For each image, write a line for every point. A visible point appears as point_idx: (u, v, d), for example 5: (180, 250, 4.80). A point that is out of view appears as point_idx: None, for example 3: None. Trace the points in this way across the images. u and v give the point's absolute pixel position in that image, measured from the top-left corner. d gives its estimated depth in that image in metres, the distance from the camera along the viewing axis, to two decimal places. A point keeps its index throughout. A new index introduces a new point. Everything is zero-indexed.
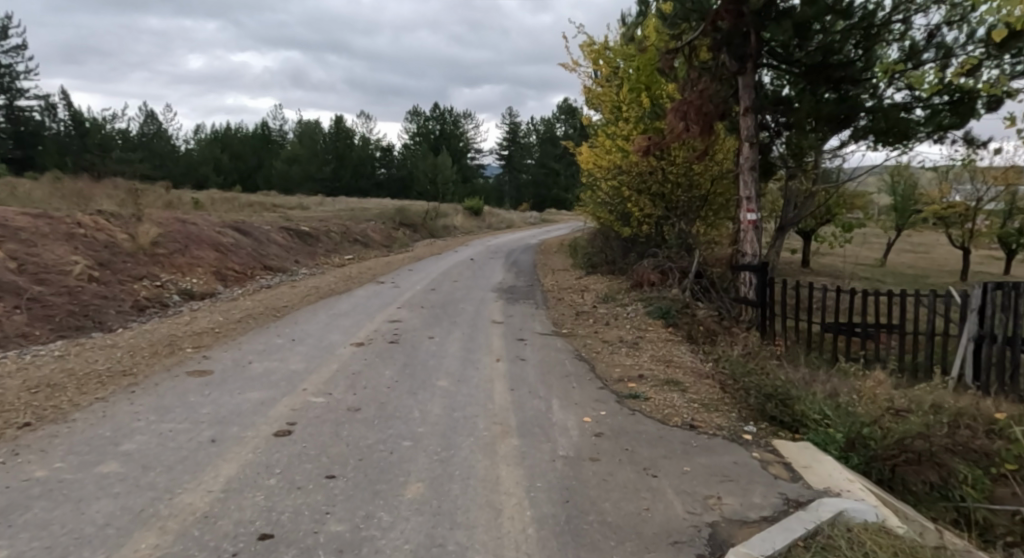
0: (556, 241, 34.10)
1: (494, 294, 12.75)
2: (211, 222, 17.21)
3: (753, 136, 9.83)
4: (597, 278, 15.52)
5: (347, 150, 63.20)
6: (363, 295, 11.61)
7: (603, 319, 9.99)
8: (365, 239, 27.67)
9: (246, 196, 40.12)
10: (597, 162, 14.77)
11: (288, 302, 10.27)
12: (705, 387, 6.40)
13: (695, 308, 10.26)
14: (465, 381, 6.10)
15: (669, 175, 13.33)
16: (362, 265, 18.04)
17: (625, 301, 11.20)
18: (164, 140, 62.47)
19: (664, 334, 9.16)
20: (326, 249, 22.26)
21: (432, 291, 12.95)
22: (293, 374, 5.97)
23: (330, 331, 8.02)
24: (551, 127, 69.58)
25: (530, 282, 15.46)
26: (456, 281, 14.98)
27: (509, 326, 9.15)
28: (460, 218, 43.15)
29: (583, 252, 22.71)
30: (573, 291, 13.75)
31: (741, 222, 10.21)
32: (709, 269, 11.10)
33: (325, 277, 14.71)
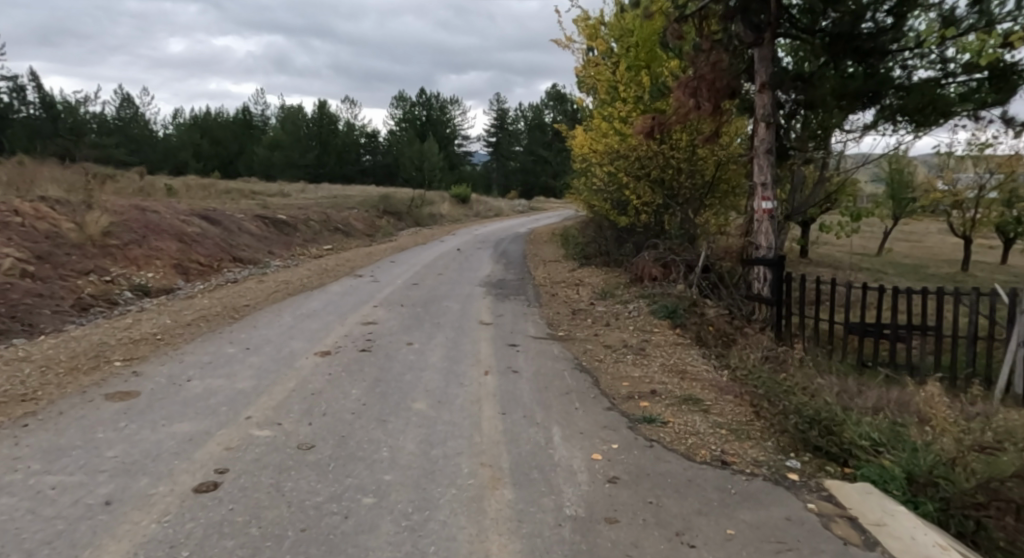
0: (545, 231, 33.07)
1: (481, 290, 11.73)
2: (178, 210, 16.04)
3: (770, 116, 8.85)
4: (592, 272, 14.55)
5: (331, 136, 61.68)
6: (337, 292, 10.55)
7: (603, 319, 9.02)
8: (347, 228, 26.54)
9: (225, 183, 38.75)
10: (593, 146, 13.82)
11: (251, 301, 9.18)
12: (730, 407, 5.43)
13: (704, 307, 9.30)
14: (447, 403, 5.10)
15: (670, 160, 12.40)
16: (340, 256, 16.92)
17: (625, 299, 10.23)
18: (141, 125, 60.61)
19: (672, 337, 8.19)
20: (304, 239, 21.11)
21: (414, 286, 11.89)
22: (237, 396, 4.92)
23: (291, 338, 6.96)
24: (539, 113, 68.29)
25: (520, 275, 14.45)
26: (440, 275, 13.92)
27: (499, 329, 8.15)
28: (447, 206, 42.02)
29: (576, 243, 21.69)
30: (566, 286, 12.76)
31: (755, 211, 9.24)
32: (717, 263, 10.13)
33: (299, 270, 13.61)
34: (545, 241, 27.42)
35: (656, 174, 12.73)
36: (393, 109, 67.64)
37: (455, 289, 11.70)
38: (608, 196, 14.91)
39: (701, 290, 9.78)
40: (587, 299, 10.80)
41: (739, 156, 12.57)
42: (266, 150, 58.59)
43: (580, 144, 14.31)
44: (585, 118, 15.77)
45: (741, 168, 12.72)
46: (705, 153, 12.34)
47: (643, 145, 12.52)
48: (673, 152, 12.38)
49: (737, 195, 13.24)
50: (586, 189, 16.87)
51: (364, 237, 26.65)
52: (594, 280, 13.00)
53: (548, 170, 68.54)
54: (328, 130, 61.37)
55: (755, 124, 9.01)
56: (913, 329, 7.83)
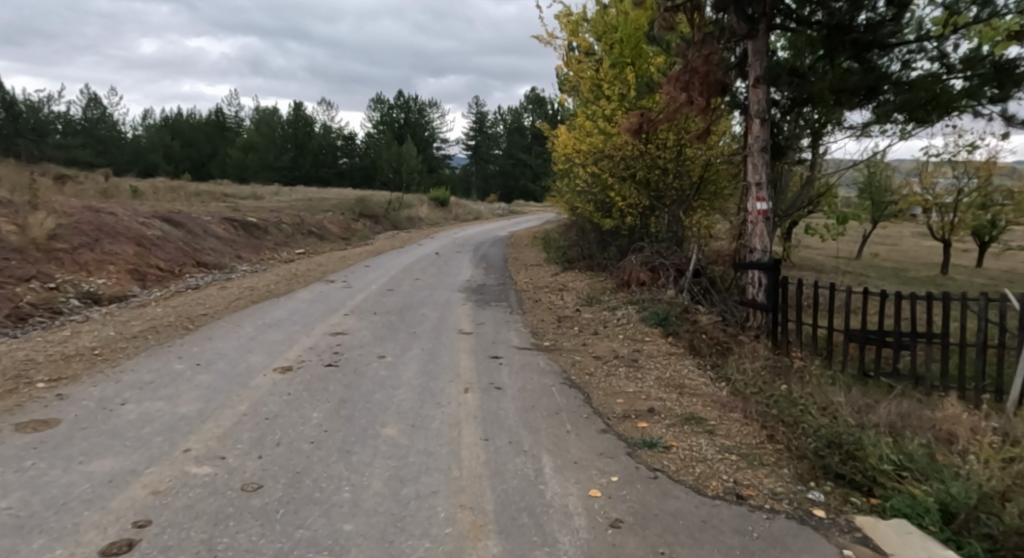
0: (525, 234, 32.56)
1: (461, 296, 11.11)
2: (138, 212, 15.21)
3: (764, 111, 8.34)
4: (577, 276, 14.01)
5: (306, 138, 60.60)
6: (305, 299, 9.86)
7: (589, 328, 8.45)
8: (322, 231, 25.84)
9: (196, 185, 37.65)
10: (576, 146, 13.31)
11: (210, 309, 8.47)
12: (736, 427, 4.86)
13: (696, 313, 8.79)
14: (421, 427, 4.49)
15: (657, 160, 11.98)
16: (312, 260, 16.17)
17: (612, 305, 9.68)
18: (109, 126, 59.01)
19: (664, 346, 7.64)
20: (275, 243, 20.32)
21: (389, 292, 11.23)
22: (179, 422, 4.28)
23: (249, 351, 6.30)
24: (518, 116, 67.84)
25: (502, 280, 13.87)
26: (418, 280, 13.28)
27: (480, 339, 7.52)
28: (425, 209, 41.37)
29: (558, 246, 21.17)
30: (550, 291, 12.20)
31: (748, 212, 8.69)
32: (708, 267, 9.60)
33: (267, 275, 12.88)
34: (526, 244, 26.88)
35: (642, 175, 12.29)
36: (370, 111, 66.73)
37: (433, 295, 11.06)
38: (593, 198, 14.42)
39: (691, 295, 9.26)
40: (571, 306, 10.24)
41: (727, 155, 12.12)
42: (239, 152, 57.35)
43: (563, 145, 13.80)
44: (567, 118, 15.30)
45: (729, 168, 12.29)
46: (692, 153, 11.91)
47: (628, 145, 12.08)
48: (660, 152, 11.94)
49: (726, 196, 12.78)
50: (569, 190, 16.35)
51: (339, 241, 25.87)
52: (579, 285, 12.46)
53: (527, 174, 68.08)
54: (303, 132, 60.30)
55: (749, 120, 8.49)
56: (918, 337, 7.33)
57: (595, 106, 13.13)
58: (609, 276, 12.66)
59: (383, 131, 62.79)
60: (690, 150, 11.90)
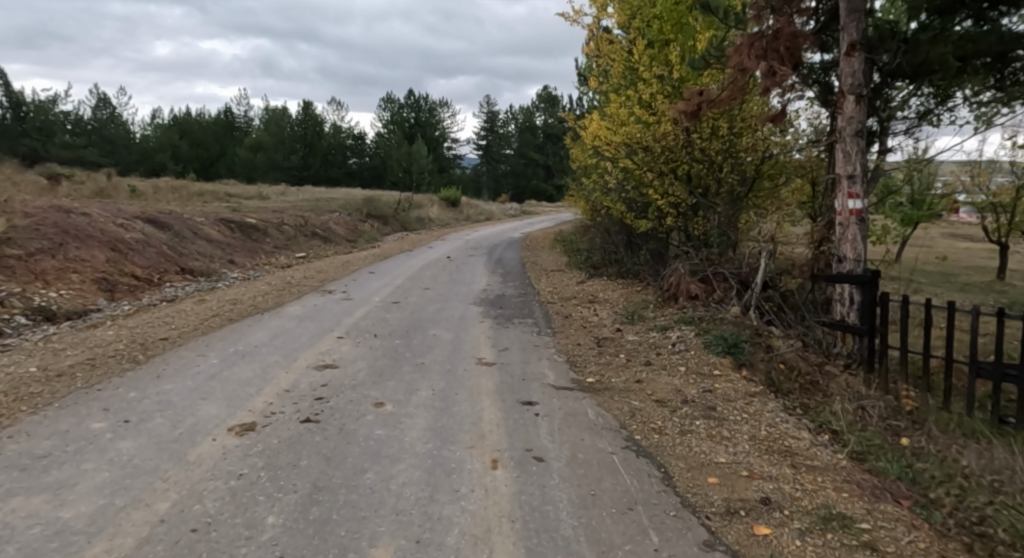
0: (541, 235, 31.05)
1: (479, 311, 9.52)
2: (120, 213, 13.74)
3: (862, 86, 6.65)
4: (610, 285, 12.45)
5: (316, 138, 59.28)
6: (294, 316, 8.31)
7: (641, 355, 6.86)
8: (327, 233, 24.43)
9: (199, 185, 36.30)
10: (606, 137, 11.73)
11: (174, 330, 6.90)
12: (908, 541, 3.20)
13: (769, 337, 7.20)
14: (433, 548, 2.88)
15: (706, 152, 10.50)
16: (311, 266, 14.67)
17: (662, 324, 8.09)
18: (116, 125, 57.94)
19: (741, 384, 6.03)
20: (274, 246, 18.81)
21: (395, 305, 9.66)
22: (50, 544, 2.70)
23: (203, 397, 4.72)
24: (530, 115, 66.34)
25: (523, 289, 12.32)
26: (429, 289, 11.74)
27: (507, 374, 5.91)
28: (436, 210, 39.94)
29: (580, 251, 19.56)
30: (582, 303, 10.67)
31: (837, 213, 7.03)
32: (779, 279, 7.96)
33: (257, 285, 11.35)
34: (542, 247, 25.27)
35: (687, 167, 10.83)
36: (380, 110, 65.39)
37: (445, 310, 9.47)
38: (625, 196, 12.85)
39: (760, 313, 7.65)
40: (610, 324, 8.66)
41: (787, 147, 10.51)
42: (247, 152, 56.16)
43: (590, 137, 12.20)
44: (594, 107, 13.73)
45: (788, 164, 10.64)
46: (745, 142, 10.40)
47: (671, 134, 10.52)
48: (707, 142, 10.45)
49: (782, 193, 11.18)
50: (596, 188, 14.75)
51: (344, 243, 24.39)
52: (616, 296, 10.92)
53: (540, 173, 66.64)
54: (313, 131, 59.00)
55: (839, 98, 6.81)
56: None
57: (628, 92, 11.52)
58: (648, 287, 11.10)
59: (394, 130, 61.46)
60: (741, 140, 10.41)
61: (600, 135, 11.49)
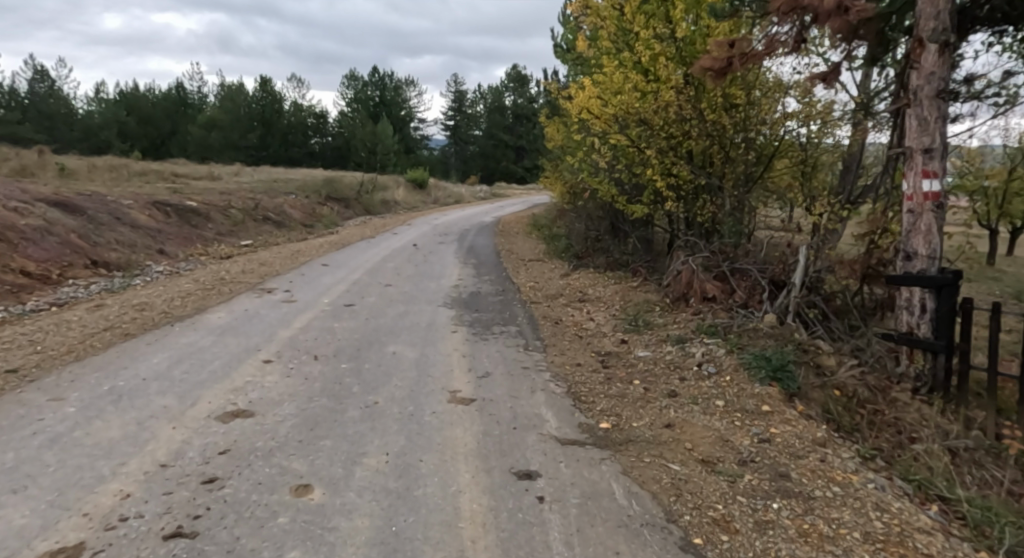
0: (513, 219, 29.44)
1: (448, 317, 7.88)
2: (22, 195, 11.64)
3: (951, 30, 5.16)
4: (602, 280, 10.99)
5: (274, 117, 56.19)
6: (213, 327, 6.56)
7: (662, 382, 5.31)
8: (280, 218, 22.39)
9: (142, 165, 33.62)
10: (595, 109, 10.32)
11: (33, 355, 5.10)
12: None
13: (818, 353, 5.67)
14: None
15: (716, 121, 9.15)
16: (253, 257, 12.81)
17: (677, 334, 6.58)
18: (57, 101, 54.17)
19: (802, 426, 4.52)
20: (216, 234, 16.80)
21: (347, 309, 7.96)
22: None
23: (16, 487, 2.99)
24: (499, 95, 64.19)
25: (502, 285, 10.72)
26: (390, 286, 10.05)
27: (490, 423, 4.27)
28: (402, 192, 37.93)
29: (559, 240, 17.98)
30: (572, 303, 9.20)
31: (907, 197, 5.53)
32: (821, 279, 6.42)
33: (182, 282, 9.49)
34: (515, 233, 23.62)
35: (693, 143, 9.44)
36: (343, 89, 62.59)
37: (408, 316, 7.81)
38: (616, 177, 11.41)
39: (801, 322, 6.16)
40: (611, 332, 7.14)
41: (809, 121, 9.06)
42: (200, 131, 53.13)
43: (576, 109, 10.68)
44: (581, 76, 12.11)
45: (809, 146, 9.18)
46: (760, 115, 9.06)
47: (673, 105, 9.15)
48: (716, 114, 9.14)
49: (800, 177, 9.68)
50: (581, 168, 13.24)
51: (300, 228, 22.38)
52: (611, 295, 9.44)
53: (510, 155, 64.79)
54: (271, 109, 56.09)
55: (915, 48, 5.31)
56: None
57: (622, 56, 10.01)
58: (648, 285, 9.63)
59: (358, 109, 58.86)
60: (755, 111, 9.10)
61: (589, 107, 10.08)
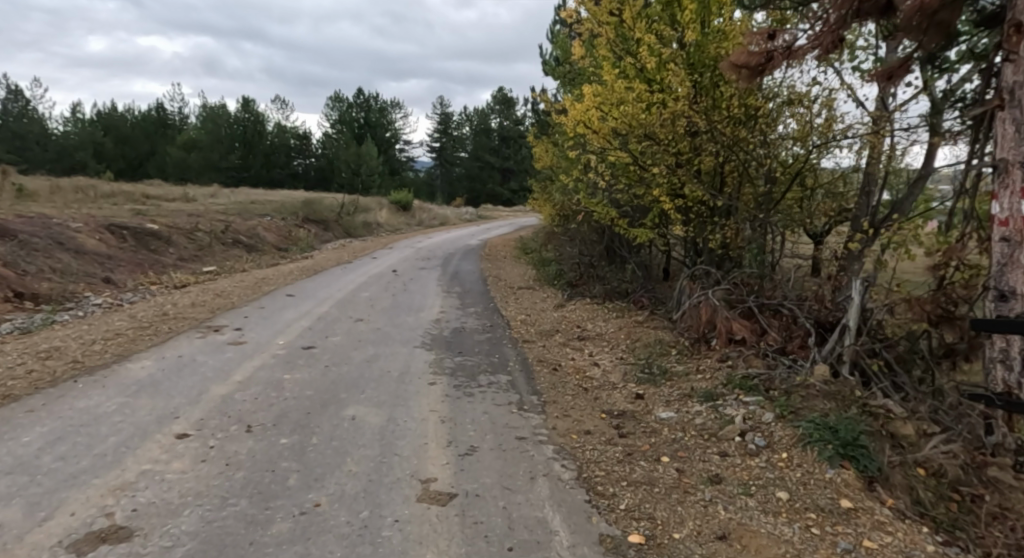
0: (499, 242, 28.36)
1: (425, 362, 6.65)
2: None
3: None
4: (602, 312, 9.85)
5: (256, 138, 54.57)
6: (130, 383, 5.29)
7: (696, 460, 4.07)
8: (253, 242, 21.12)
9: (113, 186, 32.24)
10: (592, 124, 9.30)
11: None
12: None
13: (890, 418, 4.34)
14: None
15: (731, 139, 8.10)
16: (209, 287, 11.53)
17: (703, 387, 5.36)
18: (31, 120, 52.71)
19: (903, 532, 3.30)
20: (177, 260, 15.51)
21: (305, 353, 6.73)
22: None
23: None
24: (484, 117, 63.52)
25: (490, 319, 9.55)
26: (362, 322, 8.85)
27: (478, 542, 3.02)
28: (386, 214, 36.78)
29: (549, 265, 16.89)
30: (572, 341, 8.01)
31: (997, 229, 4.36)
32: (879, 321, 5.19)
33: (117, 320, 8.21)
34: (502, 257, 22.51)
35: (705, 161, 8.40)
36: (326, 110, 61.64)
37: (377, 361, 6.58)
38: (615, 197, 10.31)
39: (859, 374, 4.94)
40: (620, 381, 5.93)
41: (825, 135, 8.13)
42: (179, 151, 51.81)
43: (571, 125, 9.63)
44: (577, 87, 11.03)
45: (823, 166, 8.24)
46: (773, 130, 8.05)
47: (682, 120, 8.15)
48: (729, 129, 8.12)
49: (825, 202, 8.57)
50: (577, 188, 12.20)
51: (274, 252, 21.10)
52: (616, 331, 8.27)
53: (496, 177, 63.96)
54: (253, 130, 54.98)
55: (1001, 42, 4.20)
56: None
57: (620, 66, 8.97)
58: (656, 321, 8.48)
59: (342, 130, 57.90)
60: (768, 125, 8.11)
61: (586, 123, 9.05)
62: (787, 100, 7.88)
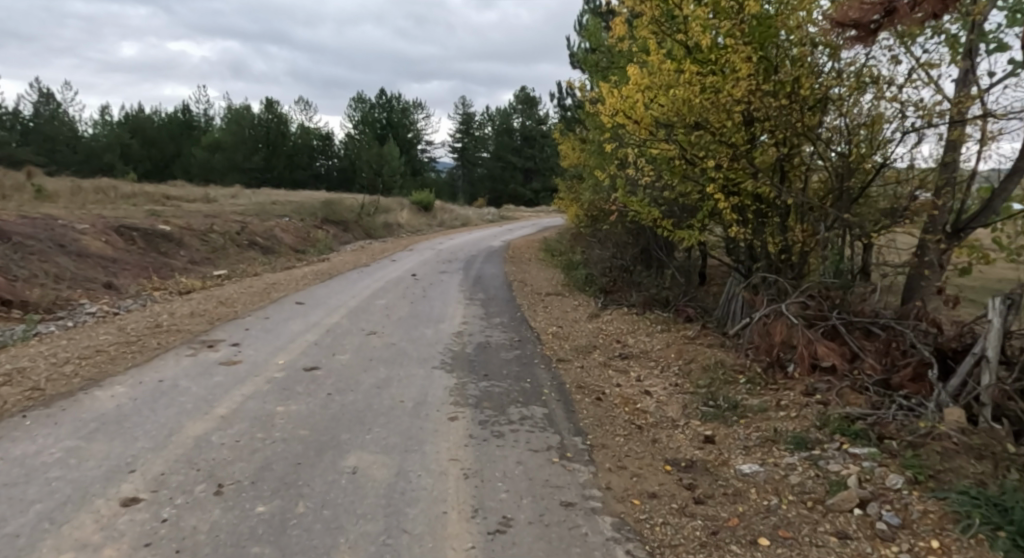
0: (524, 244, 27.38)
1: (444, 388, 5.67)
2: None
3: None
4: (645, 324, 8.80)
5: (279, 138, 54.16)
6: (89, 420, 4.39)
7: (806, 544, 3.00)
8: (270, 243, 20.40)
9: (133, 187, 31.82)
10: (633, 115, 8.29)
11: None
12: None
13: None
14: None
15: (800, 126, 7.01)
16: (214, 294, 10.67)
17: (790, 430, 4.28)
18: (57, 122, 52.98)
19: None
20: (188, 263, 14.76)
21: (306, 377, 5.79)
22: None
23: None
24: (506, 117, 62.52)
25: (519, 332, 8.54)
26: (376, 336, 7.90)
27: None
28: (407, 215, 36.01)
29: (578, 269, 15.83)
30: (615, 361, 6.95)
31: None
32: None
33: (103, 333, 7.38)
34: (527, 259, 21.53)
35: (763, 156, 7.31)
36: (348, 110, 61.17)
37: (387, 387, 5.61)
38: (658, 193, 9.25)
39: (1002, 422, 3.80)
40: (681, 418, 4.87)
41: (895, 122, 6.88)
42: (202, 152, 51.69)
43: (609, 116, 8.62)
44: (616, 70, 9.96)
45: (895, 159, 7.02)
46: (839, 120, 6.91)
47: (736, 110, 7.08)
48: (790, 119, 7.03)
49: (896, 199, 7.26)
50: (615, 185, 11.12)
51: (290, 254, 20.32)
52: (665, 349, 7.19)
53: (518, 178, 62.88)
54: (276, 131, 54.71)
55: None
56: None
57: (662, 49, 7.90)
58: (710, 337, 7.39)
59: (365, 131, 57.44)
60: (834, 113, 6.98)
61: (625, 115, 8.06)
62: (855, 85, 6.70)
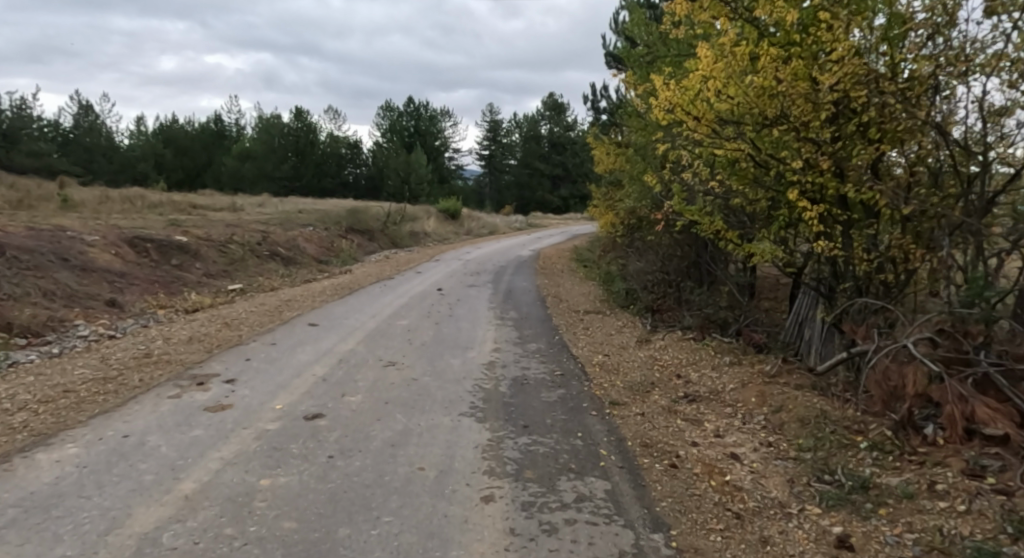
0: (554, 253, 26.26)
1: (475, 450, 4.51)
2: None
3: None
4: (706, 355, 7.58)
5: (309, 147, 53.85)
6: (9, 505, 3.31)
7: None
8: (291, 254, 19.53)
9: (161, 196, 31.32)
10: (696, 110, 7.22)
11: None
12: None
13: None
14: None
15: (901, 121, 5.77)
16: (221, 313, 9.67)
17: (964, 536, 3.04)
18: (90, 132, 53.32)
19: None
20: (203, 275, 13.85)
21: (305, 433, 4.66)
22: None
23: None
24: (534, 123, 61.47)
25: (560, 364, 7.37)
26: (396, 369, 6.77)
27: None
28: (433, 223, 35.08)
29: (616, 283, 14.64)
30: (680, 407, 5.75)
31: None
32: None
33: (82, 364, 6.37)
34: (558, 270, 20.38)
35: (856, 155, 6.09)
36: (376, 119, 60.78)
37: (405, 448, 4.47)
38: (722, 198, 8.07)
39: None
40: (793, 504, 3.65)
41: (1006, 106, 5.26)
42: (232, 161, 51.59)
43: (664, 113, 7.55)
44: (675, 58, 8.84)
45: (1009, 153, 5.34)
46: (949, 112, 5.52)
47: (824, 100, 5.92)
48: (890, 110, 5.80)
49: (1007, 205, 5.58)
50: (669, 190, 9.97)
51: (314, 266, 19.41)
52: (740, 391, 5.96)
53: (546, 185, 61.36)
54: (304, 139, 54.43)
55: None
56: None
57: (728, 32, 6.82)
58: (795, 376, 6.14)
59: (393, 140, 57.04)
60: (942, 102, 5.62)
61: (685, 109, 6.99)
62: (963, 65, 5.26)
